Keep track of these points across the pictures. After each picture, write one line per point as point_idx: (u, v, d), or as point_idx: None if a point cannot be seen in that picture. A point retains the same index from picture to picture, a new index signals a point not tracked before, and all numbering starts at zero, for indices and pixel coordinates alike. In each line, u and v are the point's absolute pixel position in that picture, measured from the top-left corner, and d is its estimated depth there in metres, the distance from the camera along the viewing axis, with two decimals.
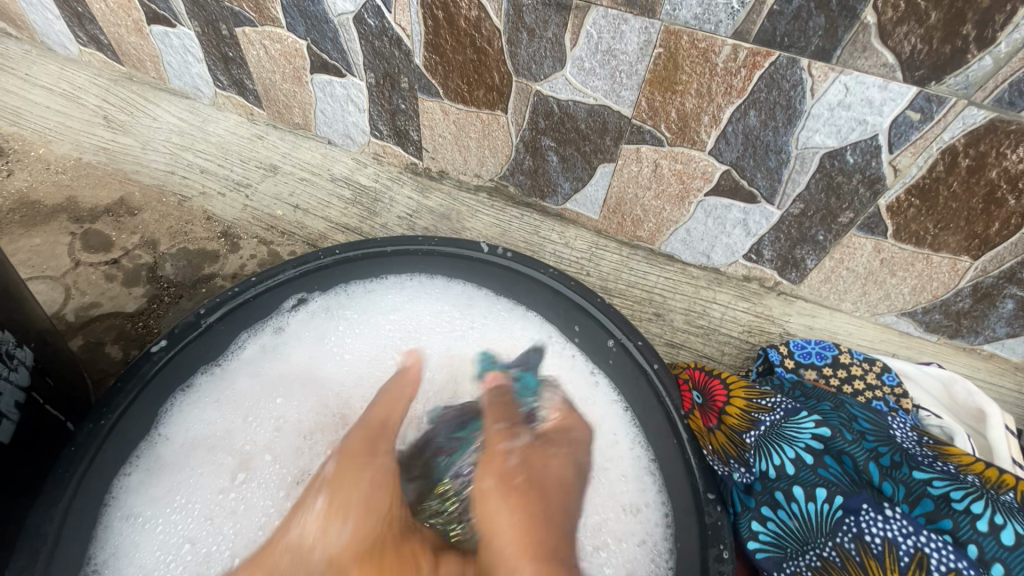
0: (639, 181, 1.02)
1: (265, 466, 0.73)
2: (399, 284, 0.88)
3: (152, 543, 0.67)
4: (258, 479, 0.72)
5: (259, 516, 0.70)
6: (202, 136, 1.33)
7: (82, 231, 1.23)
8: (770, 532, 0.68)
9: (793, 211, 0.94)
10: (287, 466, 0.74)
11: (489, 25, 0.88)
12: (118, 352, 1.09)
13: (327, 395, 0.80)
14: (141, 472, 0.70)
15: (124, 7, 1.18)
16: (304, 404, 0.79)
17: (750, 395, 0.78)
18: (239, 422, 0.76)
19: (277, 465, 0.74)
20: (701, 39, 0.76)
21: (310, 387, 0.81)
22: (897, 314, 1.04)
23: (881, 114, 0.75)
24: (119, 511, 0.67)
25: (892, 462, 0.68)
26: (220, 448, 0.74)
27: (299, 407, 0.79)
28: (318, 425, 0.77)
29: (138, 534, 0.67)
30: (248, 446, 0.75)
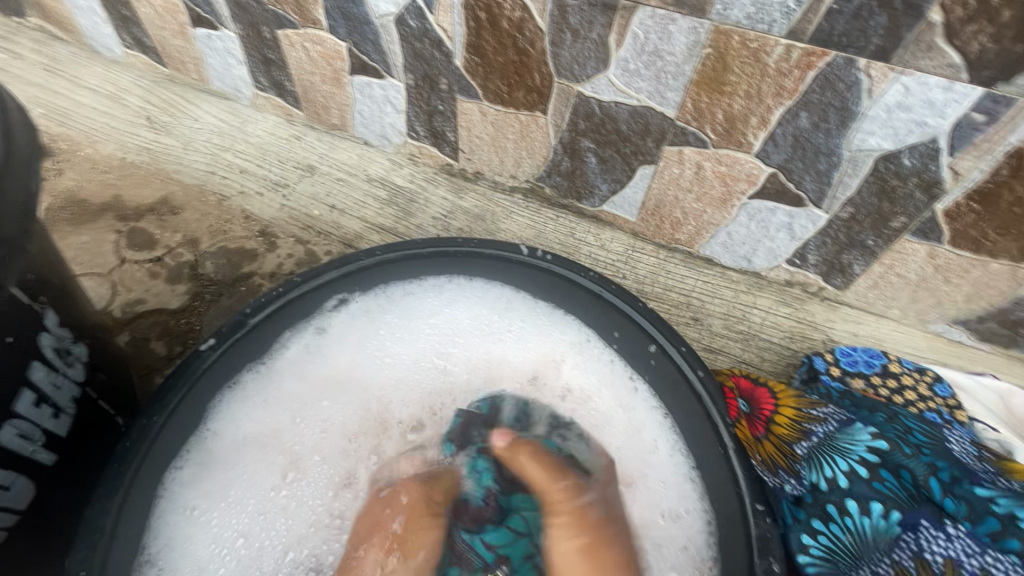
0: (681, 183, 1.00)
1: (315, 465, 0.75)
2: (437, 286, 0.87)
3: (205, 537, 0.69)
4: (308, 478, 0.74)
5: (308, 514, 0.72)
6: (241, 136, 1.35)
7: (127, 229, 1.26)
8: (821, 546, 0.65)
9: (842, 215, 0.91)
10: (336, 465, 0.76)
11: (532, 25, 0.87)
12: (162, 348, 1.13)
13: (370, 397, 0.81)
14: (193, 466, 0.71)
15: (169, 10, 1.21)
16: (350, 405, 0.80)
17: (800, 406, 0.78)
18: (288, 422, 0.78)
19: (324, 466, 0.75)
20: (753, 39, 0.74)
21: (354, 390, 0.81)
22: (948, 322, 1.01)
23: (943, 115, 0.72)
24: (174, 504, 0.68)
25: (952, 476, 0.66)
26: (269, 446, 0.76)
27: (344, 408, 0.80)
28: (361, 427, 0.79)
29: (193, 527, 0.68)
30: (297, 445, 0.76)
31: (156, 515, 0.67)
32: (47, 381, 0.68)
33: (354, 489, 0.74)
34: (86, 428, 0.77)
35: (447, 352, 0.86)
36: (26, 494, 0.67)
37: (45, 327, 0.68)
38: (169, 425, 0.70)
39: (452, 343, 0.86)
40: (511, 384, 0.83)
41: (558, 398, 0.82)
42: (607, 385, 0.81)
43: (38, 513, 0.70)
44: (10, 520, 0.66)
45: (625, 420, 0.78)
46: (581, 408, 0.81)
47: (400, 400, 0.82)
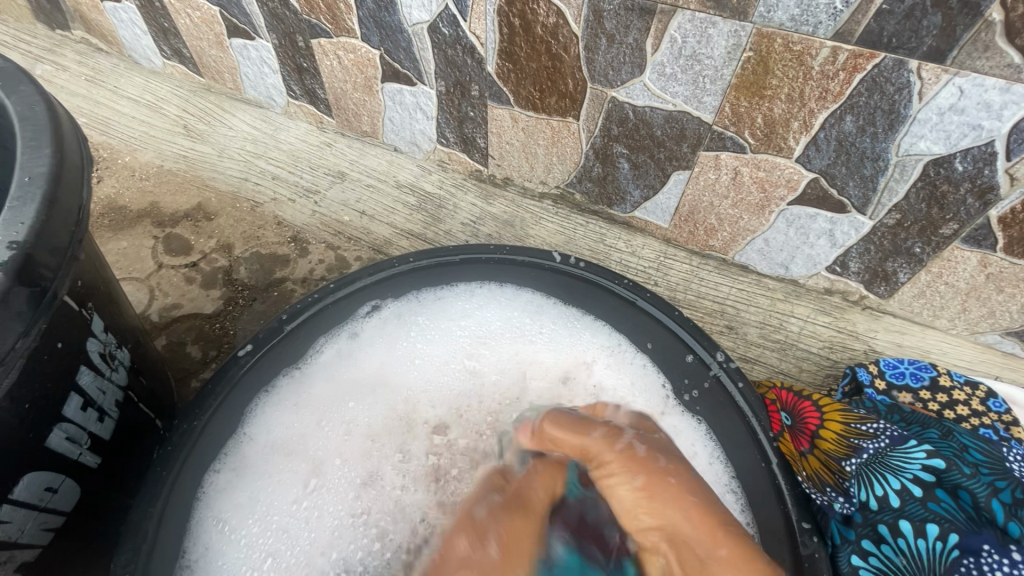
0: (716, 188, 0.98)
1: (335, 470, 0.74)
2: (469, 291, 0.87)
3: (235, 555, 0.67)
4: (328, 485, 0.73)
5: (331, 521, 0.70)
6: (274, 144, 1.38)
7: (164, 235, 1.29)
8: (872, 567, 0.62)
9: (888, 221, 0.88)
10: (356, 468, 0.75)
11: (567, 31, 0.86)
12: (197, 352, 1.15)
13: (394, 401, 0.81)
14: (228, 472, 0.72)
15: (207, 22, 1.23)
16: (374, 410, 0.80)
17: (847, 419, 0.74)
18: (313, 426, 0.77)
19: (346, 470, 0.75)
20: (797, 41, 0.72)
21: (380, 391, 0.81)
22: (1001, 333, 0.96)
23: (1000, 118, 0.69)
24: (211, 516, 0.69)
25: (1015, 499, 0.64)
26: (295, 451, 0.75)
27: (367, 411, 0.79)
28: (382, 432, 0.78)
29: (225, 543, 0.68)
30: (319, 452, 0.76)
31: (190, 522, 0.68)
32: (93, 385, 0.70)
33: (378, 487, 0.73)
34: (129, 431, 0.78)
35: (475, 355, 0.85)
36: (71, 496, 0.69)
37: (91, 333, 0.70)
38: (207, 429, 0.70)
39: (482, 346, 0.86)
40: (542, 384, 0.82)
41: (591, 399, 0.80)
42: (640, 389, 0.79)
43: (83, 513, 0.72)
44: (57, 521, 0.68)
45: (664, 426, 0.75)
46: None
47: (423, 400, 0.81)
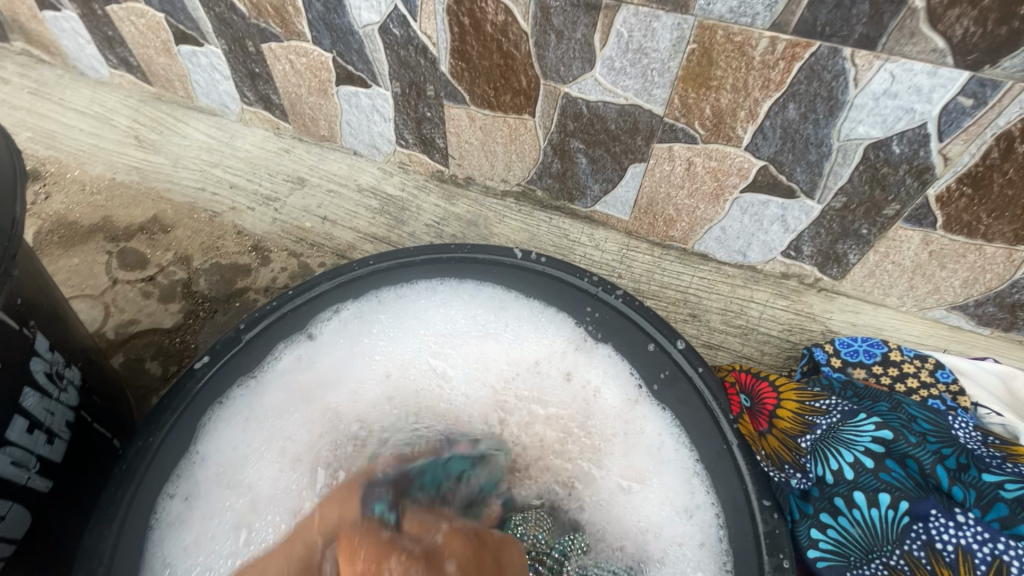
0: (672, 180, 1.00)
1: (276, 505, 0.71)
2: (430, 288, 0.85)
3: None
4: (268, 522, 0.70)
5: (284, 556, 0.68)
6: (230, 151, 1.35)
7: (119, 250, 1.25)
8: (831, 540, 0.64)
9: (835, 205, 0.91)
10: (289, 503, 0.71)
11: (516, 29, 0.87)
12: (157, 368, 1.12)
13: (342, 412, 0.78)
14: (180, 501, 0.68)
15: (153, 29, 1.20)
16: (321, 427, 0.77)
17: (802, 397, 0.75)
18: (261, 450, 0.74)
19: (276, 508, 0.71)
20: (737, 32, 0.74)
21: (320, 406, 0.78)
22: (946, 308, 1.01)
23: (931, 101, 0.72)
24: (158, 552, 0.65)
25: (959, 464, 0.66)
26: (237, 477, 0.72)
27: (315, 428, 0.77)
28: (333, 454, 0.75)
29: None
30: (258, 481, 0.72)
31: (143, 557, 0.64)
32: (40, 407, 0.67)
33: None
34: (83, 453, 0.76)
35: (442, 352, 0.84)
36: (23, 524, 0.66)
37: (35, 352, 0.67)
38: (165, 445, 0.70)
39: (447, 342, 0.84)
40: (512, 373, 0.82)
41: (559, 386, 0.81)
42: (612, 380, 0.79)
43: (36, 541, 0.69)
44: (7, 550, 0.65)
45: (629, 407, 0.77)
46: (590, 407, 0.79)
47: (375, 408, 0.79)
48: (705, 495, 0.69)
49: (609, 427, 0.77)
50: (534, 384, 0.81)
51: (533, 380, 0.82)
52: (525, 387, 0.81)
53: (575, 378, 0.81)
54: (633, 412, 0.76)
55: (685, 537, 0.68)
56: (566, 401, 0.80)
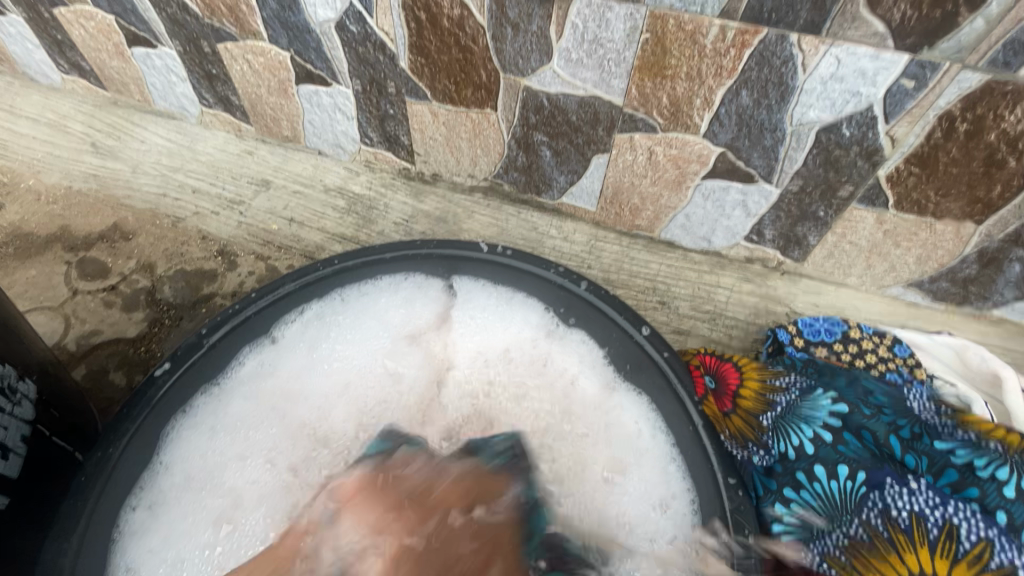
0: (635, 169, 1.01)
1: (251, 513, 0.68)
2: (394, 284, 0.85)
3: None
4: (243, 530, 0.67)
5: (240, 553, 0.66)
6: (191, 155, 1.32)
7: (78, 260, 1.21)
8: (795, 514, 0.66)
9: (792, 188, 0.93)
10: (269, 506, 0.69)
11: (473, 22, 0.87)
12: (122, 379, 1.09)
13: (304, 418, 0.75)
14: (143, 512, 0.67)
15: (103, 31, 1.17)
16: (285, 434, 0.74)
17: (763, 376, 0.78)
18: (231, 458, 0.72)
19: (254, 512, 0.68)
20: (688, 21, 0.75)
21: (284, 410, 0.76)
22: (903, 285, 1.04)
23: (876, 84, 0.74)
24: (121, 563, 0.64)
25: (912, 434, 0.68)
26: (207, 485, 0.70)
27: (279, 438, 0.74)
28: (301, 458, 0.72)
29: None
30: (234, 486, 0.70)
31: (105, 570, 0.63)
32: None
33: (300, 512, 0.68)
34: (43, 468, 0.74)
35: (407, 345, 0.83)
36: None
37: None
38: (126, 457, 0.68)
39: (410, 338, 0.83)
40: (484, 362, 0.81)
41: (537, 373, 0.80)
42: (589, 366, 0.79)
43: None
44: None
45: (600, 393, 0.77)
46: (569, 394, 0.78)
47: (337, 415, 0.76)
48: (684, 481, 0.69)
49: (588, 417, 0.76)
50: (504, 371, 0.81)
51: (509, 368, 0.81)
52: (500, 375, 0.80)
53: (550, 366, 0.80)
54: (611, 398, 0.77)
55: (659, 531, 0.67)
56: (546, 392, 0.78)
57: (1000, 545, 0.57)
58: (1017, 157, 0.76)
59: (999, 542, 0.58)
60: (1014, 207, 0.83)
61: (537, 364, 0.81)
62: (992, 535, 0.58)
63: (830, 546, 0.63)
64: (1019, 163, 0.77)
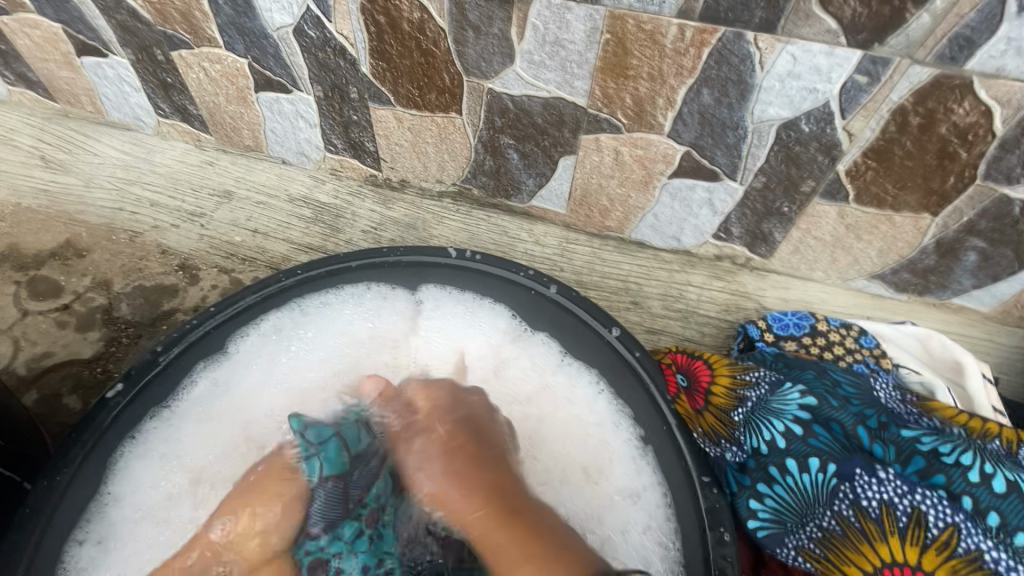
0: (602, 170, 1.01)
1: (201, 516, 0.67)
2: (357, 293, 0.83)
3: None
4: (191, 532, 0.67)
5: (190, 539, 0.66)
6: (148, 167, 1.27)
7: (28, 279, 1.16)
8: (768, 508, 0.67)
9: (755, 185, 0.94)
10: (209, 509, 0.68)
11: (433, 25, 0.86)
12: (77, 403, 1.04)
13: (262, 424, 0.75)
14: (92, 545, 0.64)
15: (50, 40, 1.12)
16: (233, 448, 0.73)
17: (734, 372, 0.79)
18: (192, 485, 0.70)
19: None
20: (647, 21, 0.76)
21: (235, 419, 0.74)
22: (867, 278, 1.06)
23: (830, 80, 0.75)
24: None
25: (880, 423, 0.67)
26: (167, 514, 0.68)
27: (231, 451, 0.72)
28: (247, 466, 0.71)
29: None
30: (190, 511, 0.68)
31: None
32: None
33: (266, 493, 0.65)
34: None
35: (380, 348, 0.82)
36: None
37: None
38: (76, 485, 0.64)
39: (380, 343, 0.82)
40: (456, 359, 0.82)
41: (510, 371, 0.81)
42: (539, 364, 0.80)
43: None
44: None
45: (558, 389, 0.78)
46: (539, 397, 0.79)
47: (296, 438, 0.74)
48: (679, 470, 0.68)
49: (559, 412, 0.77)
50: (481, 368, 0.81)
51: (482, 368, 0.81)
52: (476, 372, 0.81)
53: (511, 364, 0.81)
54: (571, 394, 0.77)
55: (631, 521, 0.68)
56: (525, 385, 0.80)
57: (966, 530, 0.57)
58: (968, 149, 0.78)
59: (966, 528, 0.57)
60: (967, 198, 0.85)
61: (511, 366, 0.81)
62: (958, 521, 0.58)
63: (803, 539, 0.64)
64: (970, 154, 0.79)
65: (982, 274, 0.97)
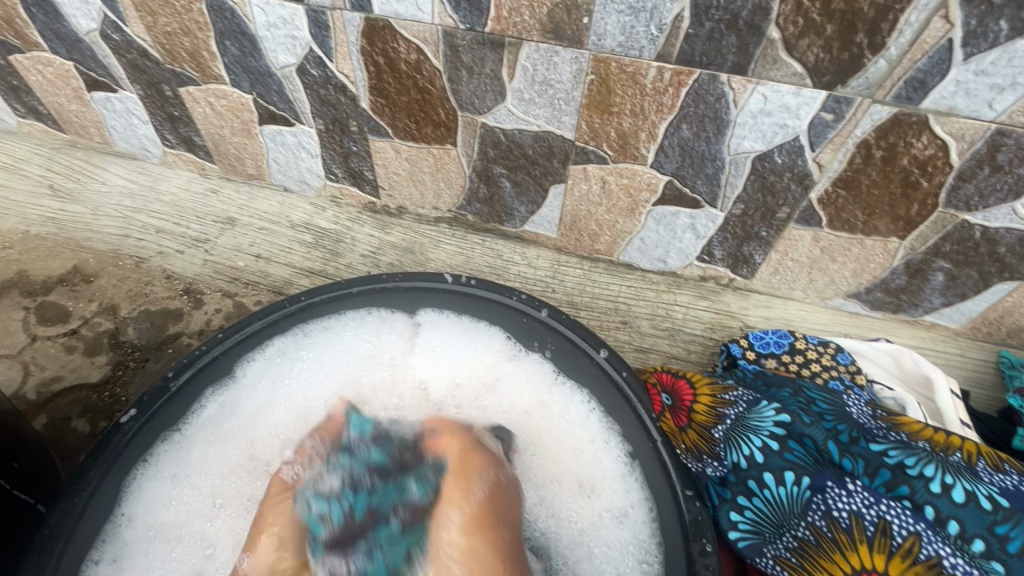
0: (590, 198, 1.07)
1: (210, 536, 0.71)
2: (358, 318, 0.87)
3: None
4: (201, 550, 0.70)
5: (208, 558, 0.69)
6: (154, 195, 1.32)
7: (37, 305, 1.19)
8: (748, 520, 0.71)
9: (734, 211, 1.00)
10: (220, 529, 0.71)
11: (429, 66, 0.91)
12: (85, 426, 1.07)
13: (267, 446, 0.78)
14: (107, 564, 0.67)
15: (62, 77, 1.17)
16: (237, 468, 0.76)
17: (714, 391, 0.84)
18: (203, 507, 0.73)
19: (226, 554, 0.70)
20: (628, 64, 0.81)
21: (239, 439, 0.78)
22: (843, 297, 1.11)
23: (799, 117, 0.81)
24: None
25: (850, 437, 0.72)
26: (176, 534, 0.71)
27: (234, 471, 0.76)
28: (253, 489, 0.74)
29: None
30: (201, 531, 0.71)
31: None
32: None
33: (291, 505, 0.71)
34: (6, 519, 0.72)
35: (376, 367, 0.85)
36: None
37: None
38: (92, 508, 0.68)
39: (375, 363, 0.85)
40: (446, 380, 0.85)
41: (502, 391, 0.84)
42: (533, 385, 0.83)
43: None
44: None
45: (553, 409, 0.81)
46: (537, 417, 0.81)
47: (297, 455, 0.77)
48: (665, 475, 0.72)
49: (560, 432, 0.79)
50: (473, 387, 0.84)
51: (479, 387, 0.84)
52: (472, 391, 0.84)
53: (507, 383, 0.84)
54: (566, 412, 0.81)
55: (617, 538, 0.71)
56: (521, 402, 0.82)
57: (927, 537, 0.62)
58: (929, 179, 0.84)
59: (927, 536, 0.62)
60: (931, 223, 0.91)
61: (505, 386, 0.84)
62: (920, 529, 0.63)
63: (780, 549, 0.68)
64: (931, 184, 0.85)
65: (950, 292, 1.02)
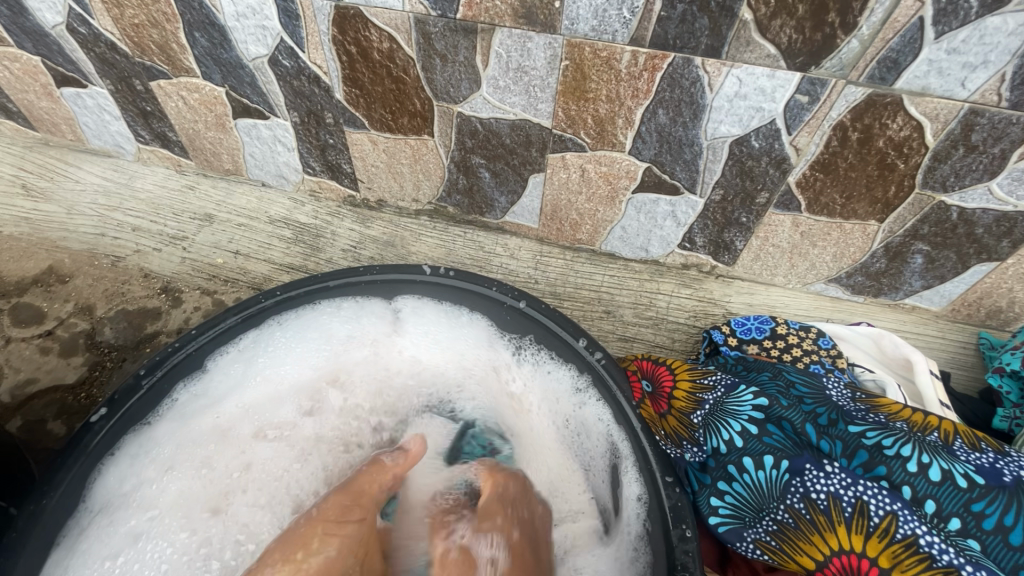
0: (570, 186, 1.06)
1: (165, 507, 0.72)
2: (334, 307, 0.85)
3: None
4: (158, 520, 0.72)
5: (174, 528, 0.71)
6: (130, 192, 1.30)
7: (11, 306, 1.17)
8: (728, 504, 0.71)
9: (714, 198, 0.99)
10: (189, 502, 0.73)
11: (402, 54, 0.90)
12: (61, 428, 1.06)
13: (239, 427, 0.80)
14: (63, 551, 0.66)
15: (30, 72, 1.15)
16: (200, 445, 0.77)
17: (693, 376, 0.84)
18: (159, 477, 0.74)
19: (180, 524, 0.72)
20: (602, 48, 0.80)
21: (207, 419, 0.79)
22: (825, 281, 1.12)
23: (775, 100, 0.81)
24: None
25: (829, 420, 0.72)
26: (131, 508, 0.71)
27: (197, 446, 0.77)
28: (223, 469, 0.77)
29: None
30: (158, 499, 0.73)
31: None
32: None
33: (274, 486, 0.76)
34: None
35: (353, 350, 0.86)
36: None
37: None
38: (58, 506, 0.66)
39: (351, 349, 0.86)
40: (428, 363, 0.86)
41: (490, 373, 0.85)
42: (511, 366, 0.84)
43: None
44: None
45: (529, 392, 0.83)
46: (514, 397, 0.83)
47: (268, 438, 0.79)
48: (636, 506, 0.70)
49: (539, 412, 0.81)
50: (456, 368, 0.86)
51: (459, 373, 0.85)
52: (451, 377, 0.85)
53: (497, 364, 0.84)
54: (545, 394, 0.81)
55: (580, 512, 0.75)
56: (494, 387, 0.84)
57: (903, 517, 0.61)
58: (905, 160, 0.84)
59: (903, 515, 0.62)
60: (909, 204, 0.91)
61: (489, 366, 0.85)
62: (896, 509, 0.62)
63: (761, 532, 0.69)
64: (908, 165, 0.84)
65: (930, 275, 1.03)
